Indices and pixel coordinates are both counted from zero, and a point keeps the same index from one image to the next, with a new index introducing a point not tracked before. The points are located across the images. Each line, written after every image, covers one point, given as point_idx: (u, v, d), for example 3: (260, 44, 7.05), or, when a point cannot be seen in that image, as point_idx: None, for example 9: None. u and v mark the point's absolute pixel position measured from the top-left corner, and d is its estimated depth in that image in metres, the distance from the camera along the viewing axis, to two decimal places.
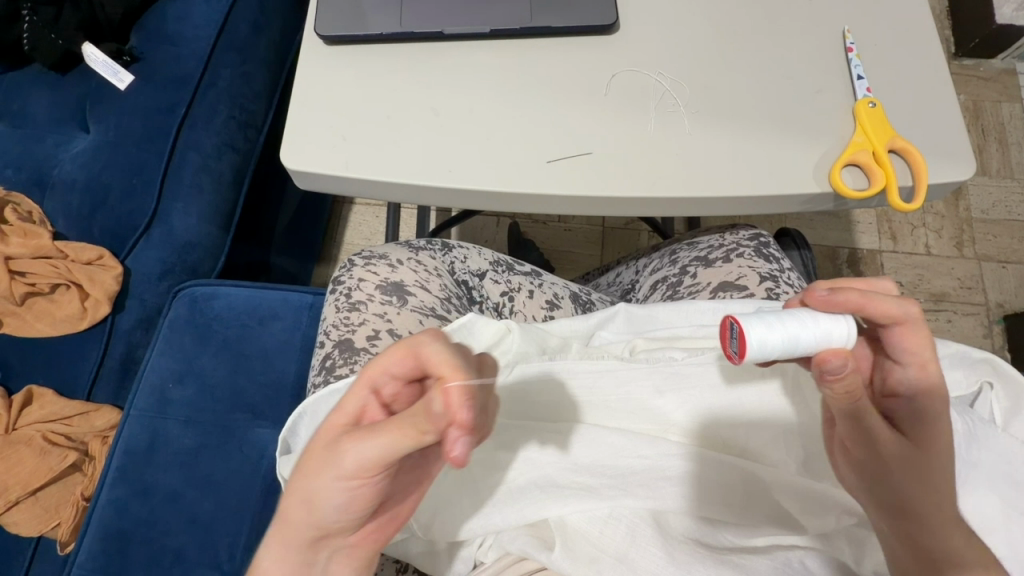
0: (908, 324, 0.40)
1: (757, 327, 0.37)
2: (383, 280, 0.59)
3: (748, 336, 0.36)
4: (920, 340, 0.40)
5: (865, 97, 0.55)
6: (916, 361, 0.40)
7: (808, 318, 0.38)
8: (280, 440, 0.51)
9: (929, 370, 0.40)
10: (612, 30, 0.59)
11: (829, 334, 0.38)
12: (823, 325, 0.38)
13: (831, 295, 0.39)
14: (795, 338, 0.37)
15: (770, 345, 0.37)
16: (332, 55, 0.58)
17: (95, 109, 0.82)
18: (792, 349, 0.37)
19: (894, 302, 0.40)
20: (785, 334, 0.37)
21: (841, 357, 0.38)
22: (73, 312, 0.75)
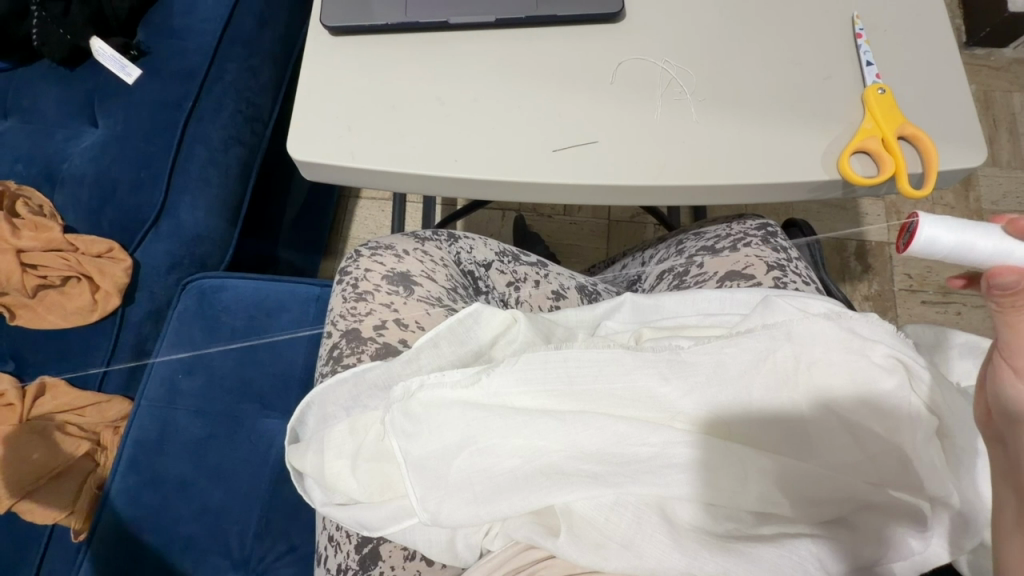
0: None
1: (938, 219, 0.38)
2: (390, 270, 0.59)
3: (918, 231, 0.38)
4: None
5: (874, 84, 0.55)
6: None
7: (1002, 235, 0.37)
8: (289, 429, 0.53)
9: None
10: (617, 19, 0.58)
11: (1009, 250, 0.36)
12: (1006, 243, 0.37)
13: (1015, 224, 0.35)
14: (970, 244, 0.37)
15: (938, 243, 0.38)
16: (338, 46, 0.58)
17: (103, 104, 0.83)
18: (959, 257, 0.38)
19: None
20: (962, 236, 0.37)
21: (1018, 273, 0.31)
22: (84, 304, 0.75)
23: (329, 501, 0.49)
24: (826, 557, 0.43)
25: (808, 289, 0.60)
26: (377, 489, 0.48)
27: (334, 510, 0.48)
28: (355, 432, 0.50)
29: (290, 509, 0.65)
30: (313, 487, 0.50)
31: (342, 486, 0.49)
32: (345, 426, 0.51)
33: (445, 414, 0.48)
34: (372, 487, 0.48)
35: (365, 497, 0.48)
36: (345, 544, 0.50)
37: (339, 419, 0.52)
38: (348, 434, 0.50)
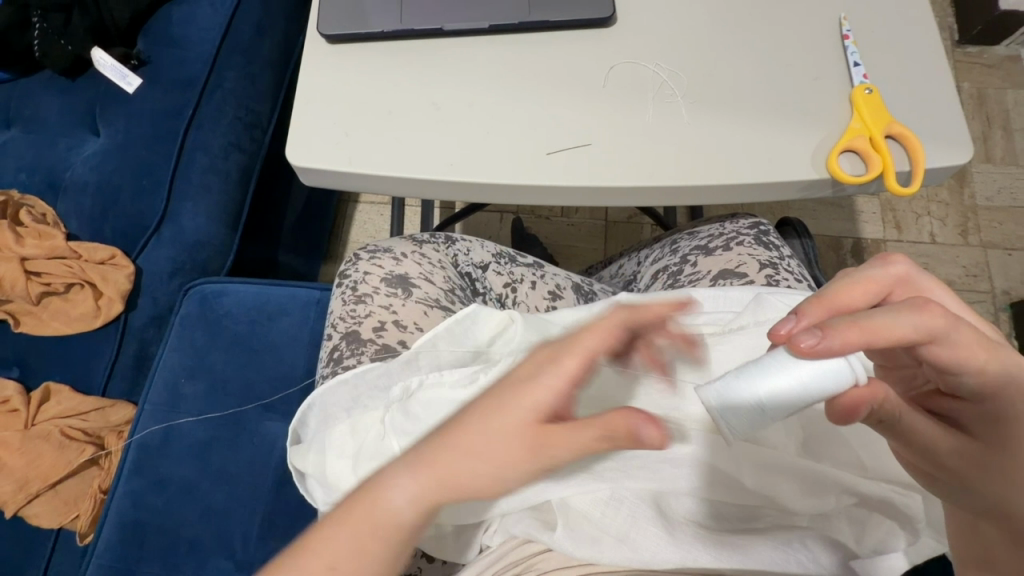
0: (940, 333, 0.34)
1: (729, 380, 0.36)
2: (388, 273, 0.60)
3: (707, 396, 0.36)
4: (963, 344, 0.35)
5: (861, 84, 0.56)
6: (974, 363, 0.35)
7: (791, 362, 0.34)
8: (291, 431, 0.54)
9: (986, 364, 0.35)
10: (609, 23, 0.60)
11: (823, 368, 0.34)
12: (805, 368, 0.34)
13: (823, 341, 0.33)
14: (774, 394, 0.34)
15: (741, 402, 0.35)
16: (335, 53, 0.60)
17: (104, 113, 0.84)
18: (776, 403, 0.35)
19: (908, 321, 0.34)
20: (759, 386, 0.35)
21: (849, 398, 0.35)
22: (87, 311, 0.76)
23: (330, 500, 0.50)
24: (820, 552, 0.43)
25: (800, 286, 0.61)
26: None
27: (335, 509, 0.49)
28: (356, 433, 0.51)
29: (293, 510, 0.66)
30: (315, 487, 0.51)
31: (343, 485, 0.50)
32: (346, 426, 0.52)
33: (444, 413, 0.50)
34: None
35: None
36: None
37: (340, 420, 0.53)
38: (349, 434, 0.51)
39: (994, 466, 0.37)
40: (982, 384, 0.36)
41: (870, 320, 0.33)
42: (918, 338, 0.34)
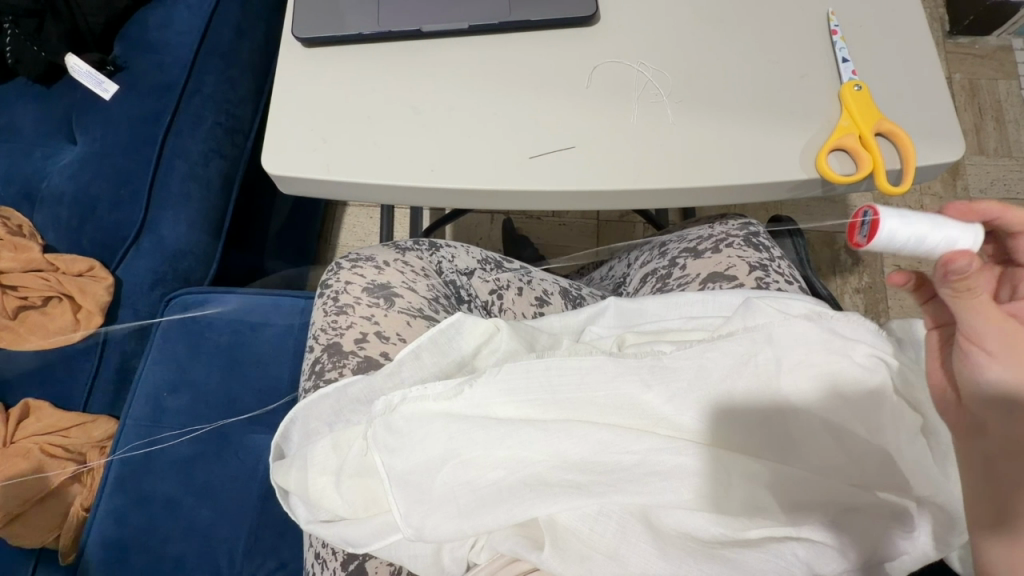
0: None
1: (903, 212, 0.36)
2: (370, 282, 0.58)
3: (881, 224, 0.35)
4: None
5: (851, 80, 0.54)
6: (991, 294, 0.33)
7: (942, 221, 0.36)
8: (273, 446, 0.52)
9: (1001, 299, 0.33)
10: (592, 22, 0.58)
11: (966, 237, 0.36)
12: (951, 230, 0.36)
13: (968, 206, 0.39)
14: (926, 236, 0.36)
15: (900, 236, 0.36)
16: (311, 57, 0.58)
17: (81, 120, 0.82)
18: (917, 248, 0.36)
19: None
20: (915, 231, 0.36)
21: (968, 257, 0.32)
22: (65, 324, 0.74)
23: (313, 519, 0.48)
24: (816, 561, 0.42)
25: (790, 288, 0.60)
26: (363, 504, 0.48)
27: (317, 528, 0.47)
28: (338, 448, 0.50)
29: (280, 524, 0.65)
30: (298, 505, 0.50)
31: (326, 502, 0.48)
32: (328, 442, 0.50)
33: (428, 426, 0.48)
34: (357, 502, 0.48)
35: (350, 513, 0.48)
36: (331, 561, 0.50)
37: (324, 436, 0.51)
38: (332, 450, 0.50)
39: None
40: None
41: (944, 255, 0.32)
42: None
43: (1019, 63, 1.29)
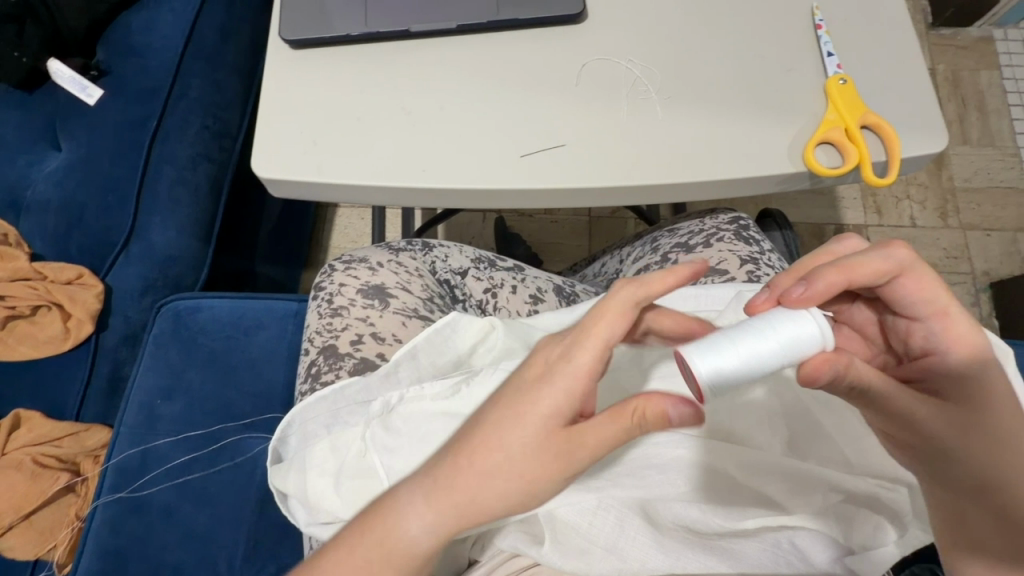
0: (905, 272, 0.37)
1: (716, 349, 0.35)
2: (364, 284, 0.58)
3: (702, 376, 0.34)
4: (924, 287, 0.37)
5: (836, 74, 0.55)
6: (930, 312, 0.38)
7: (761, 331, 0.35)
8: (271, 451, 0.53)
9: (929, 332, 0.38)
10: (579, 20, 0.58)
11: (807, 327, 0.35)
12: (779, 337, 0.35)
13: (810, 287, 0.37)
14: (753, 361, 0.34)
15: (727, 373, 0.34)
16: (300, 60, 0.58)
17: (66, 126, 0.81)
18: (753, 369, 0.35)
19: (881, 256, 0.37)
20: (742, 358, 0.34)
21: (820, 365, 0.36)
22: (56, 333, 0.73)
23: (314, 521, 0.49)
24: (813, 552, 0.43)
25: None
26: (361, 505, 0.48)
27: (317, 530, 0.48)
28: (337, 450, 0.50)
29: (279, 529, 0.65)
30: (297, 508, 0.50)
31: (326, 504, 0.48)
32: (327, 444, 0.50)
33: (426, 427, 0.49)
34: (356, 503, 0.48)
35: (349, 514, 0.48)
36: None
37: (321, 438, 0.51)
38: (330, 453, 0.50)
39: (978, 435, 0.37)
40: (946, 340, 0.38)
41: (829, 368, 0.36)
42: (886, 275, 0.37)
43: (1000, 53, 1.31)
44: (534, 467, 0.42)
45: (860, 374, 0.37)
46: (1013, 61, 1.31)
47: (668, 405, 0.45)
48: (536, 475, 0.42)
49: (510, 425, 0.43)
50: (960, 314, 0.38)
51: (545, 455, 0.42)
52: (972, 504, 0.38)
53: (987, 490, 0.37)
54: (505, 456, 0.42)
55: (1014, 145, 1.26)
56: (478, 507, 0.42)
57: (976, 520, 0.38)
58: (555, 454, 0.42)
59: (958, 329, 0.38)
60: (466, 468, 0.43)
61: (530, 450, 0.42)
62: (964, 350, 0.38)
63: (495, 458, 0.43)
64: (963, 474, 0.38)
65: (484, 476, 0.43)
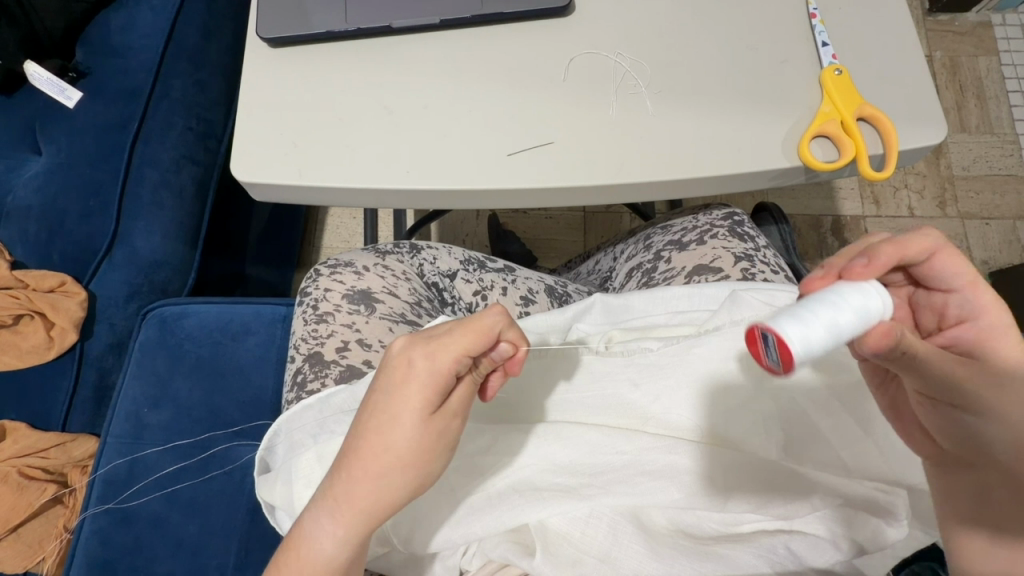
0: (943, 249, 0.36)
1: (804, 315, 0.29)
2: (350, 289, 0.57)
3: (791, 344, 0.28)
4: (958, 261, 0.36)
5: (831, 65, 0.53)
6: (965, 283, 0.37)
7: (841, 299, 0.30)
8: (258, 460, 0.52)
9: (981, 288, 0.37)
10: (566, 12, 0.56)
11: (874, 301, 0.31)
12: (862, 303, 0.30)
13: (871, 262, 0.35)
14: (839, 329, 0.29)
15: (816, 342, 0.28)
16: (279, 58, 0.56)
17: (45, 130, 0.79)
18: (836, 341, 0.29)
19: (916, 234, 0.36)
20: (827, 326, 0.29)
21: (882, 337, 0.32)
22: (39, 342, 0.71)
23: None
24: (809, 554, 0.42)
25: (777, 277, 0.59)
26: None
27: None
28: (323, 460, 0.49)
29: (270, 538, 0.64)
30: (284, 519, 0.49)
31: None
32: (313, 453, 0.49)
33: None
34: None
35: None
36: None
37: (308, 447, 0.50)
38: (317, 462, 0.49)
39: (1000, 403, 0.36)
40: (976, 310, 0.37)
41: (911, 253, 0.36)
42: (928, 251, 0.36)
43: (999, 38, 1.29)
44: (419, 457, 0.37)
45: (912, 341, 0.34)
46: (1011, 47, 1.29)
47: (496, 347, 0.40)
48: (420, 462, 0.37)
49: (388, 422, 0.37)
50: (988, 285, 0.37)
51: (425, 446, 0.38)
52: (961, 471, 0.37)
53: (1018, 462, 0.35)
54: (394, 454, 0.37)
55: (1013, 132, 1.24)
56: (379, 507, 0.37)
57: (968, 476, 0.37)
58: (432, 439, 0.38)
59: (985, 300, 0.37)
60: (360, 472, 0.37)
61: (410, 444, 0.37)
62: (993, 323, 0.37)
63: (386, 460, 0.37)
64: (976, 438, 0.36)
65: (377, 482, 0.37)
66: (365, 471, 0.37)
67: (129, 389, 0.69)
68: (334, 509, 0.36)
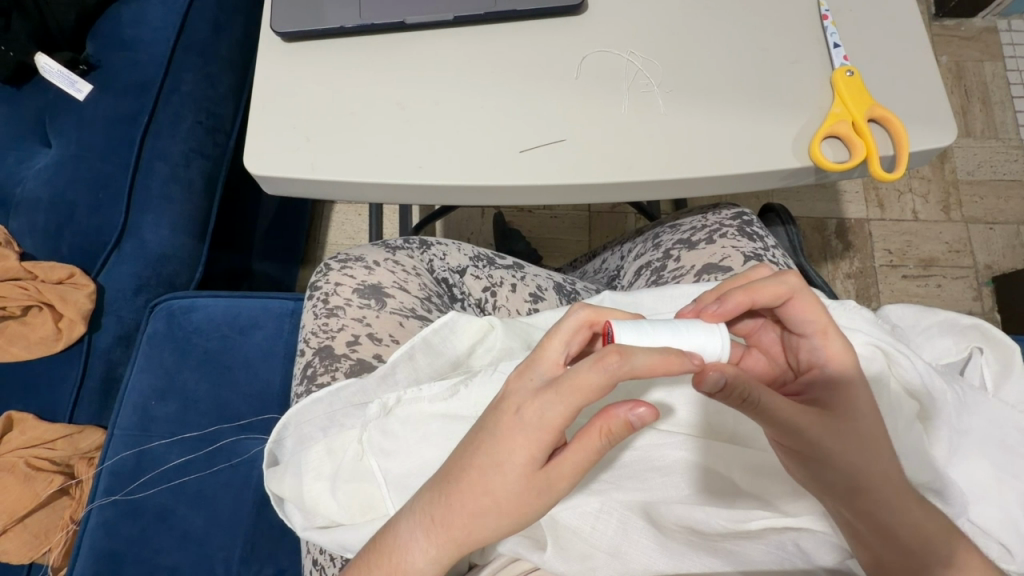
0: (798, 295, 0.42)
1: (643, 326, 0.38)
2: (360, 283, 0.57)
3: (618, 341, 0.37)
4: (812, 309, 0.42)
5: (842, 66, 0.54)
6: (818, 330, 0.42)
7: (686, 332, 0.38)
8: (266, 453, 0.51)
9: (831, 336, 0.42)
10: (579, 11, 0.57)
11: (715, 345, 0.38)
12: (699, 339, 0.38)
13: (722, 306, 0.41)
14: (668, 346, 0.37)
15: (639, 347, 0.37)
16: (292, 53, 0.56)
17: (55, 122, 0.79)
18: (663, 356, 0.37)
19: (776, 281, 0.42)
20: (656, 341, 0.37)
21: (719, 372, 0.36)
22: (47, 333, 0.71)
23: (310, 525, 0.48)
24: (817, 552, 0.43)
25: None
26: (360, 508, 0.48)
27: (315, 534, 0.48)
28: (333, 454, 0.50)
29: (276, 531, 0.64)
30: (294, 512, 0.49)
31: (323, 508, 0.48)
32: (323, 447, 0.50)
33: (425, 428, 0.49)
34: (355, 508, 0.48)
35: (347, 518, 0.48)
36: (329, 566, 0.51)
37: (316, 441, 0.50)
38: (327, 456, 0.49)
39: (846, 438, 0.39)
40: (826, 356, 0.42)
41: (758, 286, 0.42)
42: (784, 297, 0.42)
43: (1004, 44, 1.30)
44: (518, 506, 0.37)
45: (749, 383, 0.37)
46: (1016, 52, 1.29)
47: (628, 409, 0.36)
48: (520, 512, 0.37)
49: (497, 470, 0.36)
50: (839, 334, 0.42)
51: (528, 499, 0.36)
52: (848, 508, 0.38)
53: (871, 493, 0.38)
54: (495, 500, 0.36)
55: (1018, 137, 1.25)
56: (471, 543, 0.37)
57: (864, 517, 0.38)
58: (535, 493, 0.37)
59: (834, 349, 0.42)
60: (459, 506, 0.37)
61: (514, 492, 0.36)
62: (840, 370, 0.41)
63: (483, 502, 0.36)
64: (847, 476, 0.38)
65: (473, 520, 0.37)
66: (461, 508, 0.37)
67: (136, 382, 0.70)
68: (430, 535, 0.37)
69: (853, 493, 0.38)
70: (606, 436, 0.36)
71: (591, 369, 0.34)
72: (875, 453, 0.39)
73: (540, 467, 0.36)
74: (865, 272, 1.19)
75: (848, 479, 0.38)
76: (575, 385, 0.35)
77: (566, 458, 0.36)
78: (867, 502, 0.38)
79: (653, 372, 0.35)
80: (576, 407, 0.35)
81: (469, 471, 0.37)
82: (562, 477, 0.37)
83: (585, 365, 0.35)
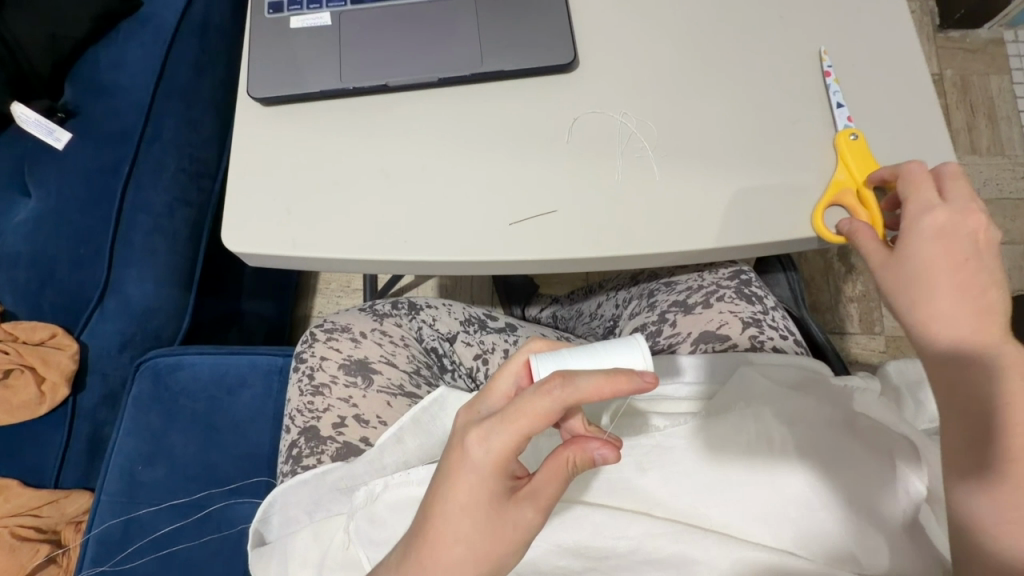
0: (931, 182, 0.42)
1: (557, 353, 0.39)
2: (347, 358, 0.56)
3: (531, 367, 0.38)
4: (951, 190, 0.41)
5: (847, 129, 0.51)
6: (955, 205, 0.40)
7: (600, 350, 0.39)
8: (252, 533, 0.51)
9: (969, 215, 0.40)
10: (571, 68, 0.54)
11: (635, 359, 0.38)
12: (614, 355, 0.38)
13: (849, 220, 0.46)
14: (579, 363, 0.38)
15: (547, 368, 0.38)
16: (272, 119, 0.54)
17: (34, 173, 0.77)
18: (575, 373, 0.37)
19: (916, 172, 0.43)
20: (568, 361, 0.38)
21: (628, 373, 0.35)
22: (30, 398, 0.69)
23: None
24: None
25: (786, 345, 0.57)
26: None
27: None
28: (319, 540, 0.48)
29: None
30: None
31: None
32: (309, 532, 0.48)
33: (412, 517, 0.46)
34: None
35: None
36: None
37: (304, 524, 0.50)
38: (312, 541, 0.48)
39: (910, 279, 0.40)
40: (956, 226, 0.39)
41: (918, 180, 0.43)
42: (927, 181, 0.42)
43: (1011, 55, 1.26)
44: (494, 549, 0.36)
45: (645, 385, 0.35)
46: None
47: (595, 447, 0.37)
48: (495, 553, 0.36)
49: (461, 513, 0.36)
50: (980, 214, 0.40)
51: (499, 535, 0.36)
52: (967, 424, 0.36)
53: (999, 418, 0.35)
54: (465, 547, 0.36)
55: None
56: None
57: (976, 439, 0.35)
58: (506, 529, 0.37)
59: (966, 227, 0.39)
60: (429, 559, 0.36)
61: (482, 533, 0.36)
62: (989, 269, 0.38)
63: (454, 552, 0.36)
64: (975, 391, 0.36)
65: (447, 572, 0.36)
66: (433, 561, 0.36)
67: (122, 446, 0.68)
68: None
69: (976, 415, 0.36)
70: (572, 466, 0.37)
71: (540, 397, 0.34)
72: (1004, 370, 0.36)
73: (505, 499, 0.37)
74: (868, 296, 1.17)
75: (977, 388, 0.36)
76: (525, 414, 0.35)
77: (539, 495, 0.37)
78: (997, 422, 0.35)
79: (602, 395, 0.34)
80: (527, 434, 0.35)
81: (426, 525, 0.37)
82: (534, 507, 0.37)
83: (533, 392, 0.35)
